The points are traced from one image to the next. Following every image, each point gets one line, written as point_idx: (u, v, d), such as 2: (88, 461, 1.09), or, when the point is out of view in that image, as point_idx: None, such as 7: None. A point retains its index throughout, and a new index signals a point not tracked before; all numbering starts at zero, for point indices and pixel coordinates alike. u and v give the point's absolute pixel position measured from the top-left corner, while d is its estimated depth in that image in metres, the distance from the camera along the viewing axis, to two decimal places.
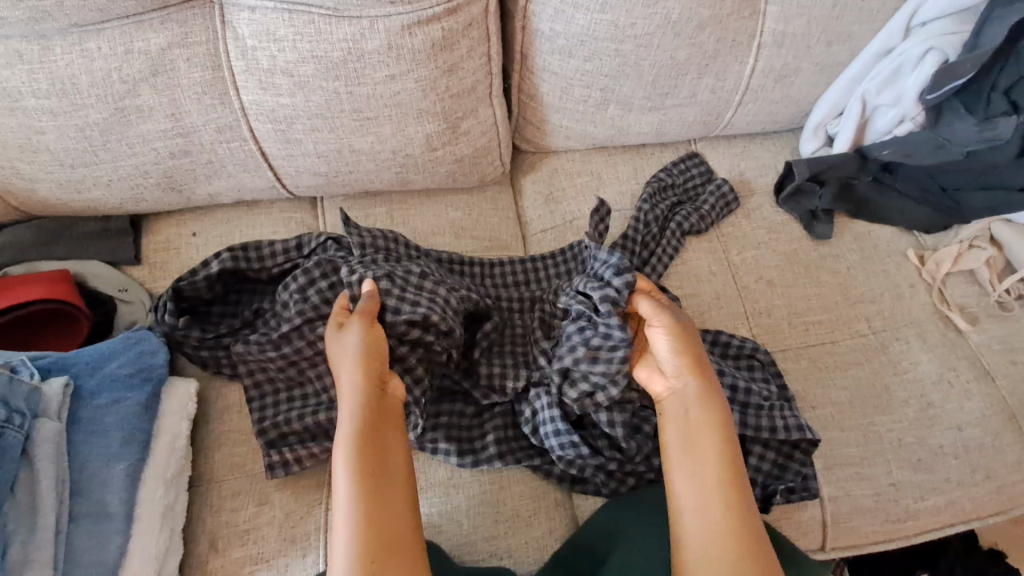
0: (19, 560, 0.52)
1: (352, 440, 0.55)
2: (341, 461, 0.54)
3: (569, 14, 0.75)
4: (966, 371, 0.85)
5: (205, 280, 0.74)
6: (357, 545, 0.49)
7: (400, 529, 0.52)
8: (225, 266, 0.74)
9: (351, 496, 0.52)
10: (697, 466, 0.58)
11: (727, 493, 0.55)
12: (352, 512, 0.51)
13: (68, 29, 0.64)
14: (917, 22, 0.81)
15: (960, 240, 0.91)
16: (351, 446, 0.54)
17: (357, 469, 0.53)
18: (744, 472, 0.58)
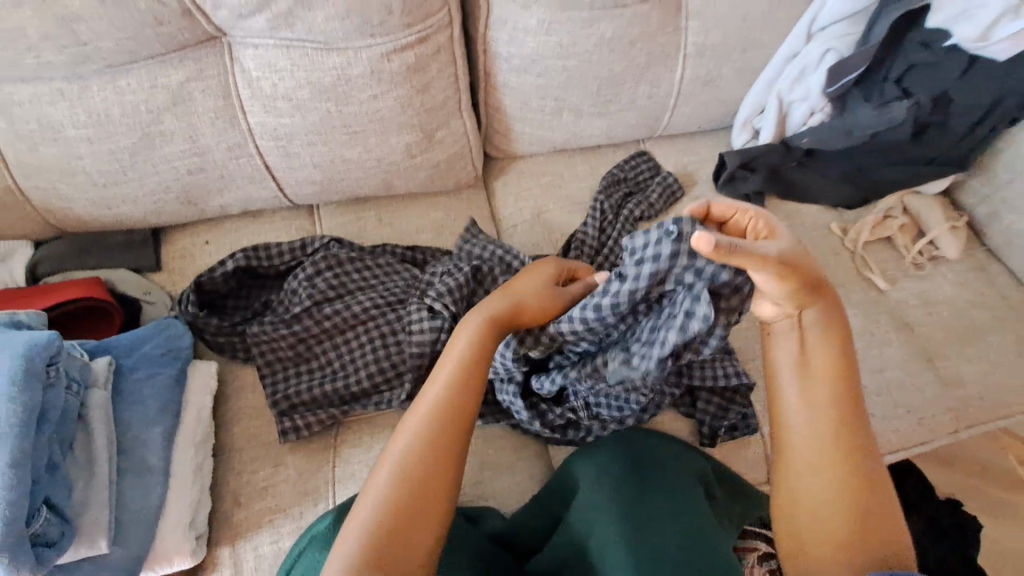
0: (80, 501, 0.64)
1: (450, 383, 0.64)
2: (433, 396, 0.63)
3: (521, 38, 0.88)
4: (885, 324, 0.98)
5: (222, 277, 0.87)
6: (404, 469, 0.58)
7: (441, 482, 0.59)
8: (241, 265, 0.87)
9: (425, 426, 0.61)
10: (802, 391, 0.62)
11: (844, 412, 0.61)
12: (415, 443, 0.60)
13: (102, 70, 0.76)
14: (817, 28, 0.94)
15: (876, 212, 1.05)
16: (446, 390, 0.63)
17: (437, 413, 0.62)
18: (857, 388, 0.62)
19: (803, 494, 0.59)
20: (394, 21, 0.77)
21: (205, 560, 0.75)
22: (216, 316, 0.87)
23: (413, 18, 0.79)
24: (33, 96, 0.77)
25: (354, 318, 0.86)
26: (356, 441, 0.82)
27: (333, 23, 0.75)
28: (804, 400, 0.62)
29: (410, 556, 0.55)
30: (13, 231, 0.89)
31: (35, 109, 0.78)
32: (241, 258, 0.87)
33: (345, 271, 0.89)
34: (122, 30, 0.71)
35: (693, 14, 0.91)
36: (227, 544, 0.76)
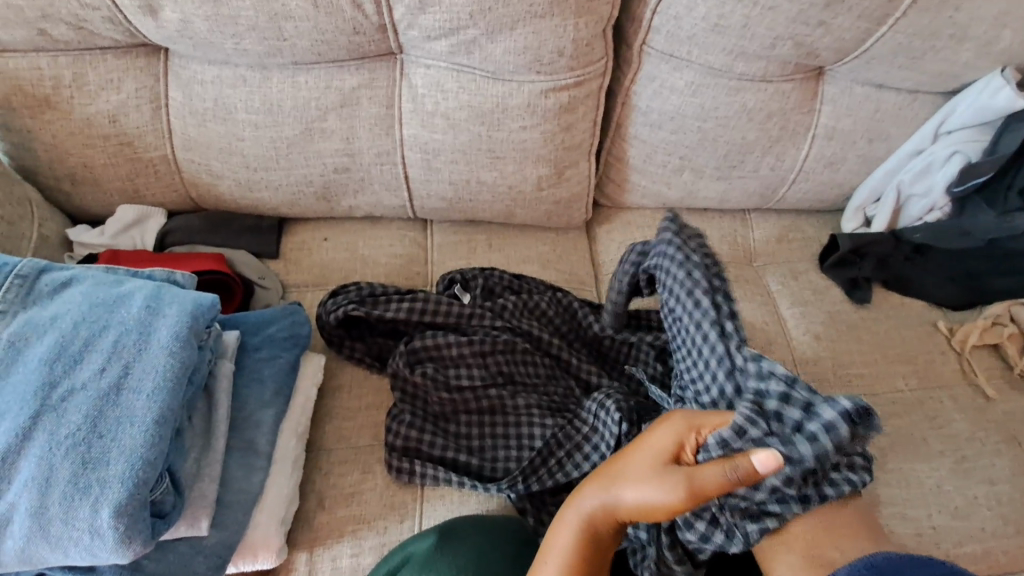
0: (192, 472, 0.62)
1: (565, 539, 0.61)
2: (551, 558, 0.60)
3: (665, 96, 0.92)
4: (995, 433, 0.94)
5: (378, 304, 0.84)
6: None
7: None
8: (400, 292, 0.86)
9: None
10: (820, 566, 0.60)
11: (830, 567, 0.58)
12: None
13: (286, 65, 0.82)
14: (944, 130, 0.97)
15: (982, 317, 1.02)
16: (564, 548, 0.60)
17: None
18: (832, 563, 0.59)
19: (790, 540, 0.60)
20: (561, 63, 0.82)
21: (282, 563, 0.71)
22: (359, 342, 0.86)
23: (578, 62, 0.83)
24: (218, 78, 0.83)
25: (470, 358, 0.82)
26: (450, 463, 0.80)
27: (509, 55, 0.80)
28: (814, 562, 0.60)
29: None
30: (153, 198, 0.92)
31: (215, 90, 0.83)
32: (364, 288, 0.87)
33: (458, 311, 0.85)
34: (322, 33, 0.77)
35: (828, 99, 0.95)
36: (305, 549, 0.72)
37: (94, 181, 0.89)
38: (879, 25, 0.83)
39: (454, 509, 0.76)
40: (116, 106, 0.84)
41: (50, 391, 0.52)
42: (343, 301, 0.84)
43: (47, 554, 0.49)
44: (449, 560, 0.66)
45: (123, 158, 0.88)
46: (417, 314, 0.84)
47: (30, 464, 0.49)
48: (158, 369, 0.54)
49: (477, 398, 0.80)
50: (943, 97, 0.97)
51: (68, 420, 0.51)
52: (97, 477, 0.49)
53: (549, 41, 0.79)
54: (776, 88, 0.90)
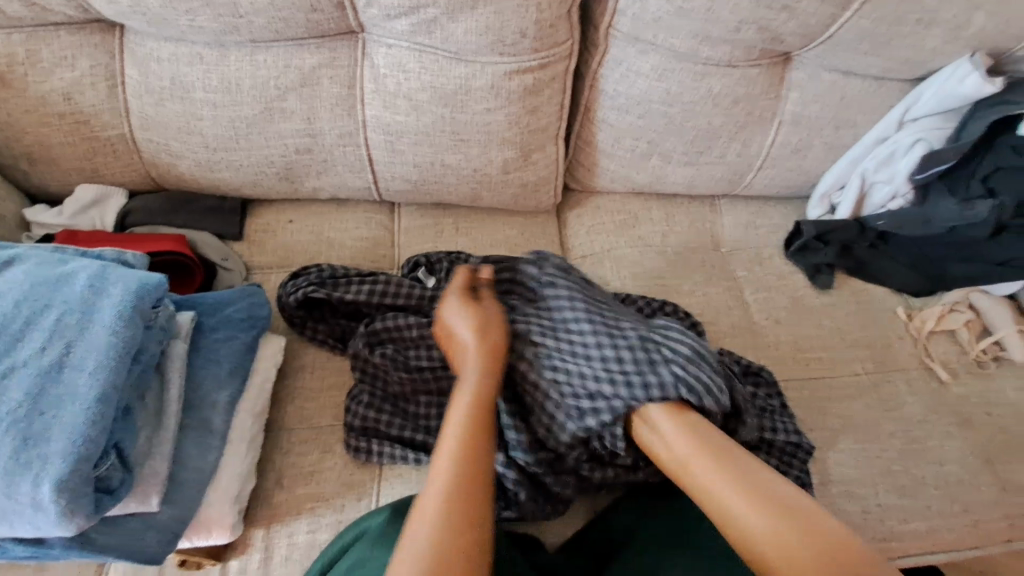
0: (144, 450, 0.63)
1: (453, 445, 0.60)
2: (443, 468, 0.58)
3: (631, 80, 0.91)
4: (946, 416, 0.96)
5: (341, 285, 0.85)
6: (431, 548, 0.51)
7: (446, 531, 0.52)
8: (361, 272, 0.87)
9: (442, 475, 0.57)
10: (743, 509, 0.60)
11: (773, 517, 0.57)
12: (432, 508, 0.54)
13: (243, 43, 0.80)
14: (908, 118, 0.97)
15: (942, 304, 1.04)
16: (452, 450, 0.60)
17: (453, 480, 0.57)
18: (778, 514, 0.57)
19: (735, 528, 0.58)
20: (524, 44, 0.81)
21: (239, 538, 0.72)
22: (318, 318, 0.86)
23: (541, 44, 0.82)
24: (173, 55, 0.81)
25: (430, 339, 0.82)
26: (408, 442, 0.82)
27: (471, 36, 0.79)
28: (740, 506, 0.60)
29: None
30: (112, 177, 0.91)
31: (171, 68, 0.82)
32: (324, 270, 0.86)
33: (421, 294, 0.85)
34: (278, 9, 0.76)
35: (794, 86, 0.95)
36: (263, 525, 0.73)
37: (51, 160, 0.87)
38: (843, 10, 0.83)
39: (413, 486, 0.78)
40: (70, 84, 0.82)
41: None
42: (304, 284, 0.85)
43: None
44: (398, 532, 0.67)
45: (79, 136, 0.86)
46: (379, 297, 0.85)
47: None
48: (101, 347, 0.55)
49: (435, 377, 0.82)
50: (908, 84, 0.98)
51: (10, 397, 0.52)
52: (39, 453, 0.50)
53: (510, 22, 0.78)
54: (742, 73, 0.90)
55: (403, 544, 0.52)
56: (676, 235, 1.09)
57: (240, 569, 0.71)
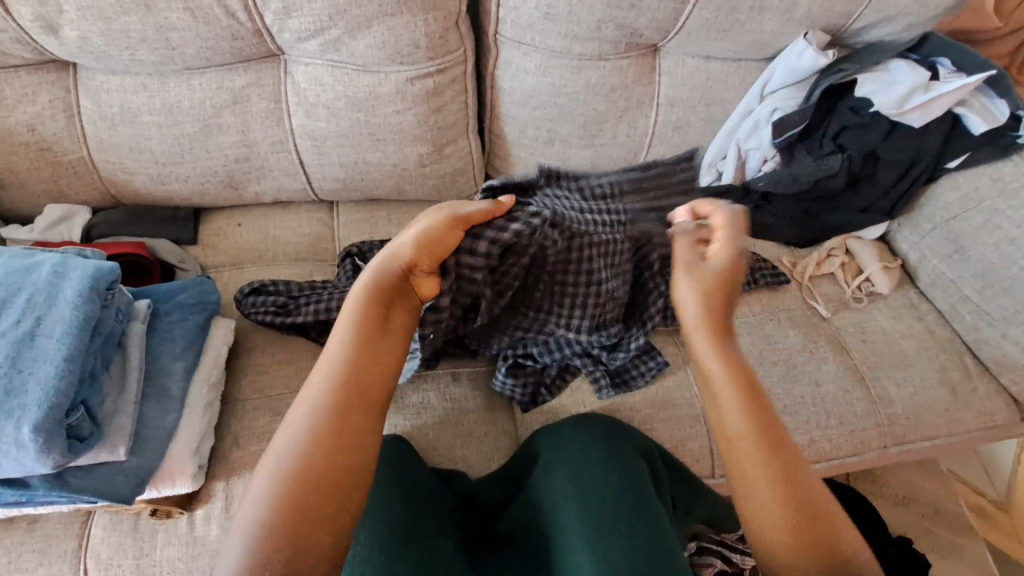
0: (110, 410, 0.74)
1: (326, 386, 0.62)
2: (301, 418, 0.59)
3: (522, 77, 1.06)
4: (825, 345, 1.10)
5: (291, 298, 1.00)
6: (272, 514, 0.54)
7: (335, 477, 0.57)
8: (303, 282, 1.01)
9: (304, 424, 0.59)
10: (745, 479, 0.65)
11: (761, 452, 0.65)
12: (311, 427, 0.58)
13: (180, 71, 0.94)
14: (767, 91, 1.13)
15: (821, 251, 1.19)
16: (332, 382, 0.62)
17: (316, 414, 0.60)
18: (777, 436, 0.67)
19: (742, 491, 0.64)
20: (419, 54, 0.96)
21: (202, 490, 0.84)
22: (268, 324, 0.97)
23: (435, 53, 0.97)
24: (121, 86, 0.95)
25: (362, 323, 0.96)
26: None
27: (372, 49, 0.93)
28: (727, 414, 0.70)
29: (309, 533, 0.54)
30: (76, 196, 1.04)
31: (120, 97, 0.95)
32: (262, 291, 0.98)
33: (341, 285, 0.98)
34: (205, 40, 0.90)
35: (664, 71, 1.10)
36: (222, 478, 0.85)
37: (21, 184, 1.00)
38: (685, 4, 0.98)
39: None
40: (33, 116, 0.96)
41: None
42: (266, 301, 0.97)
43: None
44: None
45: (45, 162, 0.99)
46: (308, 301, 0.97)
47: None
48: (66, 318, 0.67)
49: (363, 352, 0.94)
50: (764, 62, 1.13)
51: None
52: (17, 402, 0.62)
53: (403, 35, 0.93)
54: (614, 64, 1.05)
55: (253, 486, 0.57)
56: None
57: (204, 515, 0.82)
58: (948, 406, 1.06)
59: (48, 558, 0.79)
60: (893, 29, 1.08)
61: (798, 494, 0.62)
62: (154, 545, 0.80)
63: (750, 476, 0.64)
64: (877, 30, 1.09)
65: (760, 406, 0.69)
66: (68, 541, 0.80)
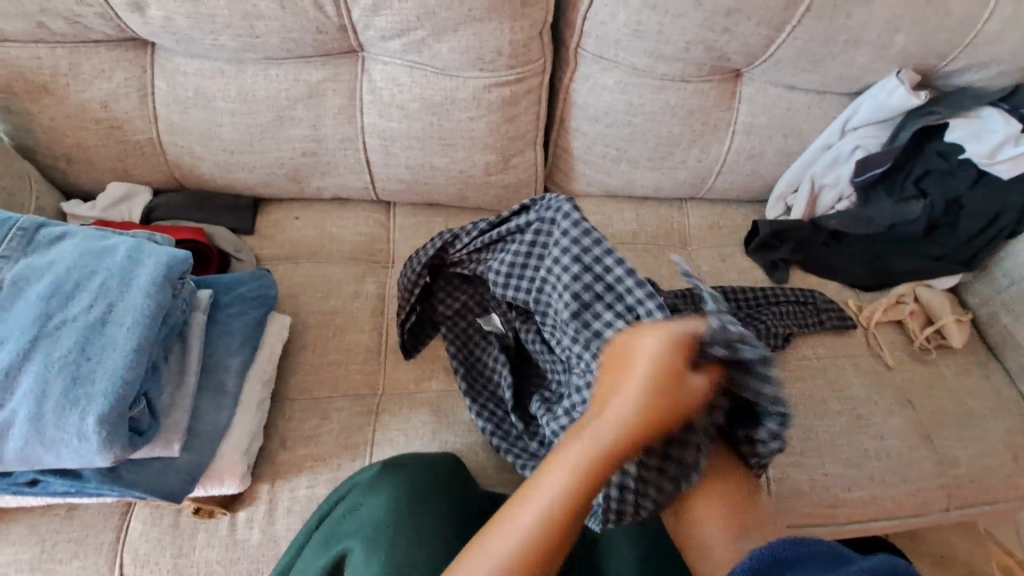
0: (168, 403, 0.73)
1: (563, 490, 0.54)
2: (500, 550, 0.52)
3: (599, 93, 1.03)
4: (889, 396, 1.05)
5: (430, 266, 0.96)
6: None
7: None
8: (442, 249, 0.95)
9: (508, 558, 0.51)
10: (671, 469, 0.68)
11: (690, 454, 0.68)
12: (512, 556, 0.51)
13: (259, 60, 0.93)
14: (850, 127, 1.09)
15: (889, 297, 1.14)
16: (544, 509, 0.53)
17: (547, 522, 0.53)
18: (695, 428, 0.70)
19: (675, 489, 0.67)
20: (501, 61, 0.93)
21: (246, 492, 0.81)
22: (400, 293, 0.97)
23: (517, 62, 0.94)
24: (198, 70, 0.94)
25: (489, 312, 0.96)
26: (397, 409, 0.91)
27: (455, 54, 0.91)
28: None
29: None
30: (140, 176, 1.03)
31: (196, 81, 0.94)
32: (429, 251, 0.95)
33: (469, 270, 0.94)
34: (289, 31, 0.88)
35: (745, 98, 1.06)
36: (267, 481, 0.82)
37: (88, 160, 1.00)
38: (779, 32, 0.95)
39: (401, 449, 0.87)
40: (108, 93, 0.95)
41: (46, 322, 0.63)
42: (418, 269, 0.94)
43: (41, 455, 0.60)
44: (387, 486, 0.76)
45: (114, 139, 0.98)
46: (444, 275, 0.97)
47: (29, 379, 0.60)
48: (138, 307, 0.65)
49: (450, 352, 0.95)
50: (848, 97, 1.09)
51: (61, 345, 0.62)
52: (84, 391, 0.60)
53: (488, 41, 0.90)
54: (695, 87, 1.02)
55: None
56: (646, 233, 1.20)
57: (246, 518, 0.80)
58: (1018, 474, 1.00)
59: (85, 549, 0.76)
60: (986, 75, 1.04)
61: (727, 491, 0.66)
62: (193, 545, 0.78)
63: (678, 464, 0.68)
64: (966, 74, 1.05)
65: (681, 421, 0.71)
66: (107, 532, 0.78)
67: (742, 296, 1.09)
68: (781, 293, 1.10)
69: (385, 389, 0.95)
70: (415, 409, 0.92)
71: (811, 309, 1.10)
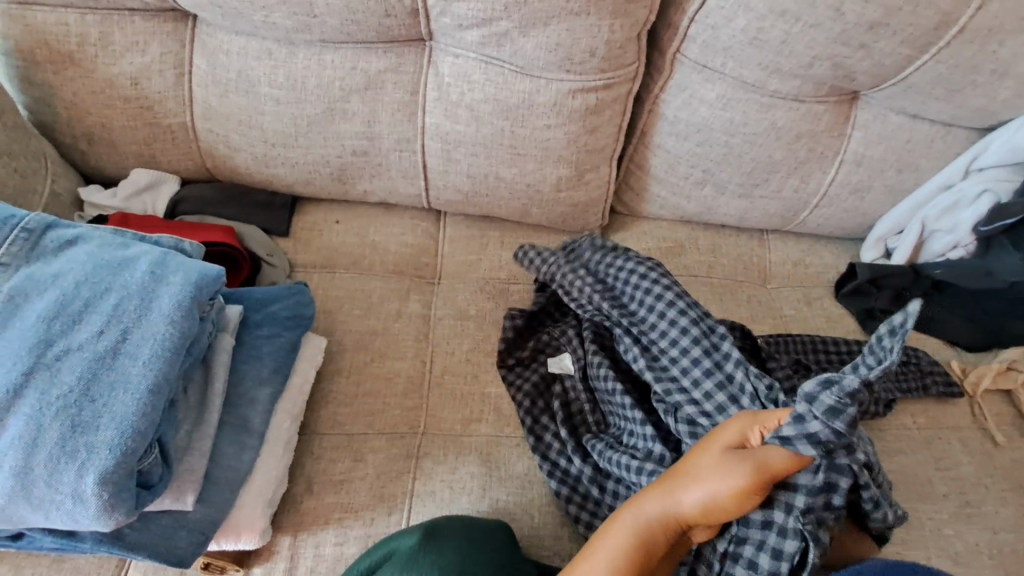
0: (184, 445, 0.61)
1: (632, 525, 0.61)
2: None
3: (694, 107, 0.90)
4: (1004, 481, 0.90)
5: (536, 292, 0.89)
6: None
7: None
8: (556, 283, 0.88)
9: None
10: None
11: None
12: None
13: (313, 42, 0.81)
14: (975, 167, 0.95)
15: (999, 360, 0.98)
16: None
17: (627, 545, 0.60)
18: None
19: None
20: (592, 64, 0.80)
21: (265, 545, 0.69)
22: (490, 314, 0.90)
23: (609, 65, 0.81)
24: (243, 49, 0.82)
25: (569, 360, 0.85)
26: (441, 456, 0.78)
27: (540, 51, 0.78)
28: None
29: None
30: (168, 164, 0.92)
31: (239, 61, 0.82)
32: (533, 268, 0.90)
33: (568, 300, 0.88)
34: (352, 12, 0.76)
35: (860, 125, 0.92)
36: (289, 533, 0.70)
37: (111, 142, 0.88)
38: (920, 52, 0.80)
39: (444, 507, 0.74)
40: (139, 69, 0.83)
41: (46, 349, 0.52)
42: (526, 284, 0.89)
43: (28, 515, 0.49)
44: (432, 560, 0.63)
45: (142, 121, 0.87)
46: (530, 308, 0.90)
47: (21, 421, 0.49)
48: (157, 337, 0.53)
49: (515, 396, 0.84)
50: (977, 132, 0.95)
51: (62, 379, 0.51)
52: (86, 441, 0.49)
53: (581, 40, 0.77)
54: (808, 108, 0.88)
55: None
56: (723, 266, 1.06)
57: None
58: None
59: None
60: None
61: None
62: None
63: None
64: None
65: None
66: None
67: (837, 349, 0.95)
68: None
69: (429, 427, 0.81)
70: (462, 457, 0.79)
71: (915, 370, 0.96)
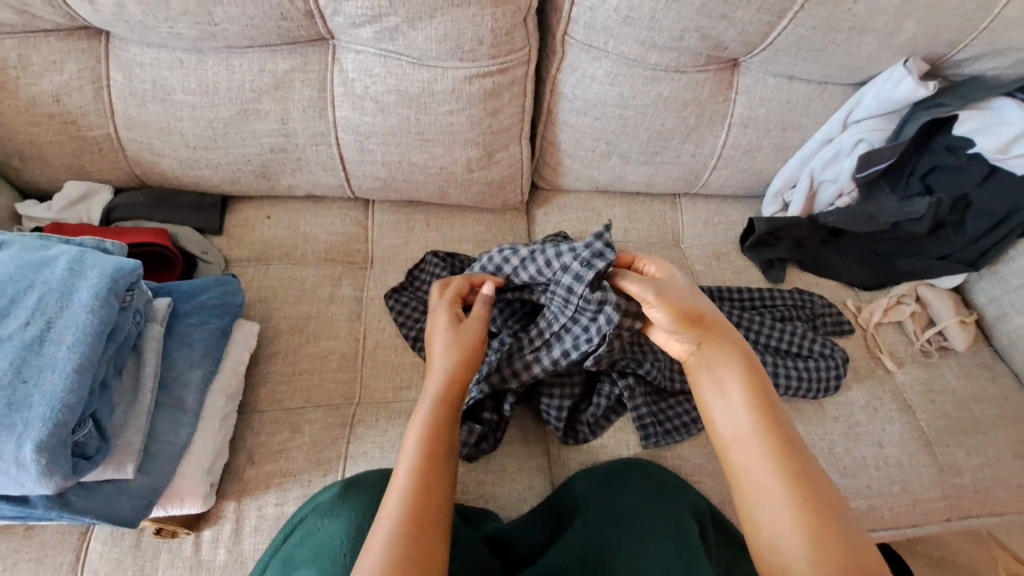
0: (120, 422, 0.68)
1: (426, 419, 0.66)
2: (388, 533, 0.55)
3: (588, 84, 0.97)
4: (890, 402, 1.00)
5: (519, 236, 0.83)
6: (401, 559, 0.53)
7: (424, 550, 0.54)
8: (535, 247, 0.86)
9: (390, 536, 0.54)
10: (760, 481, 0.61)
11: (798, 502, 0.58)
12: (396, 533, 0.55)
13: (221, 49, 0.86)
14: (852, 119, 1.03)
15: (889, 297, 1.09)
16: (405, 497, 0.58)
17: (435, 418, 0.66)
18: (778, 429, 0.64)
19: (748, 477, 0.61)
20: (482, 51, 0.87)
21: (211, 510, 0.77)
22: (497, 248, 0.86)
23: (499, 51, 0.88)
24: (155, 60, 0.87)
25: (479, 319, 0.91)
26: (372, 421, 0.86)
27: (431, 42, 0.85)
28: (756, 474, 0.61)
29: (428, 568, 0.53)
30: (99, 174, 0.97)
31: (153, 72, 0.88)
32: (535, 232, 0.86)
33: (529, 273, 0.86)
34: (251, 18, 0.82)
35: (742, 90, 1.01)
36: (233, 498, 0.78)
37: (41, 157, 0.93)
38: (779, 19, 0.89)
39: (375, 464, 0.82)
40: (59, 87, 0.88)
41: None
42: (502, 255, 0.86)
43: None
44: (348, 506, 0.70)
45: (69, 135, 0.92)
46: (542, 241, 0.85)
47: None
48: (77, 324, 0.61)
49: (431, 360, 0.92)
50: (851, 88, 1.03)
51: None
52: (21, 417, 0.57)
53: (467, 29, 0.84)
54: (690, 77, 0.96)
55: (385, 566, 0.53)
56: (637, 230, 1.14)
57: (211, 538, 0.75)
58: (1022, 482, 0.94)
59: (42, 570, 0.72)
60: (999, 64, 0.97)
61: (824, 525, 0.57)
62: (155, 566, 0.73)
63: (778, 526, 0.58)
64: (980, 63, 0.98)
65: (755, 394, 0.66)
66: (64, 554, 0.73)
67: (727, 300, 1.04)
68: (775, 296, 1.05)
69: (362, 396, 0.89)
70: (392, 420, 0.86)
71: (806, 313, 1.05)
